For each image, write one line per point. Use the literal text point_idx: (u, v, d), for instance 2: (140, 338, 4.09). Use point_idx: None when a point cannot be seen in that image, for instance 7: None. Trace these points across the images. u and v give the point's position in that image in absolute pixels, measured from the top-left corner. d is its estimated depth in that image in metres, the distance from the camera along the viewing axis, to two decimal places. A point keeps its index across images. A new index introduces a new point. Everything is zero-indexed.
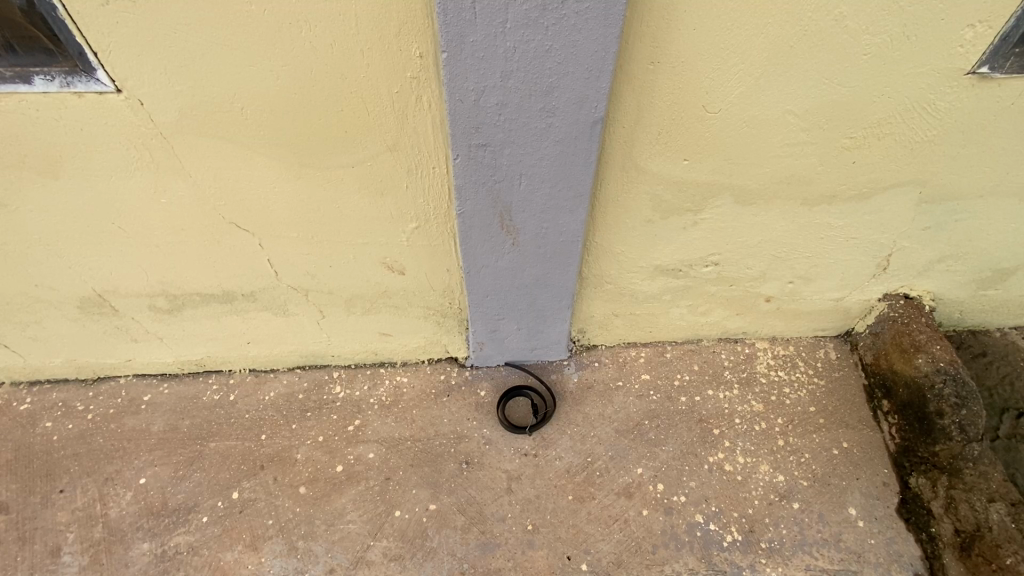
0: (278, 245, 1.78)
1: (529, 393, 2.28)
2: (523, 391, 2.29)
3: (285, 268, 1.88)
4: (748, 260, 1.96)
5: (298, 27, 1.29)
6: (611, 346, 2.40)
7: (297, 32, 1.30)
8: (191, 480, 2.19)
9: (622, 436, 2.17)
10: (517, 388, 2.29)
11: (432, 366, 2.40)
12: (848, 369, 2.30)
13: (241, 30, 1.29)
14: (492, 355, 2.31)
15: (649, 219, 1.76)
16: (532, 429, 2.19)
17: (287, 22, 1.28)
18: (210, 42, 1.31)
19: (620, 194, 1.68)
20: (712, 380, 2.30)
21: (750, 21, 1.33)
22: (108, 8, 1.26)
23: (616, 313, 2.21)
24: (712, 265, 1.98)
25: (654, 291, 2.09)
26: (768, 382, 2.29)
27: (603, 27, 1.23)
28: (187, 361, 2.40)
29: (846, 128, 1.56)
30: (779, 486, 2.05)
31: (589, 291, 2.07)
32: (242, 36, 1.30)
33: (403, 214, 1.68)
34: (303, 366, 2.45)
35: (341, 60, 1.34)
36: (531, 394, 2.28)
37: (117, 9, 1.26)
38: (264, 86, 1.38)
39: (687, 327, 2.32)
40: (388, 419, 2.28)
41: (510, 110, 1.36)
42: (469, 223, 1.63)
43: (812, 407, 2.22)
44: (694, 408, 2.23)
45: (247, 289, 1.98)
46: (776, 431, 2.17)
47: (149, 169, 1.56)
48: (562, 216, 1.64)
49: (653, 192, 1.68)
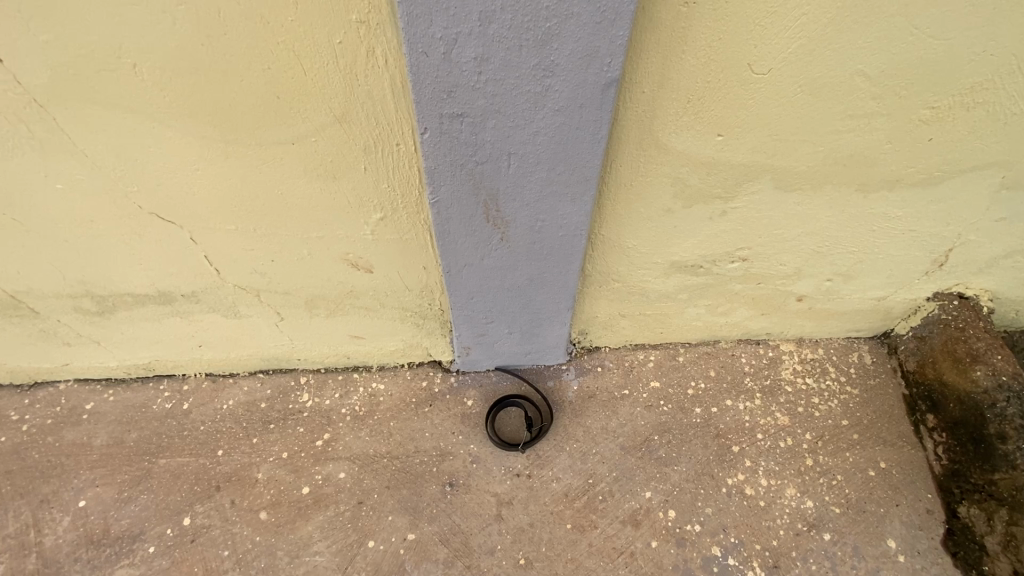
0: (213, 239, 1.46)
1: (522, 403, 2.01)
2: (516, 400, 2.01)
3: (227, 266, 1.56)
4: (783, 254, 1.65)
5: None
6: (616, 348, 2.12)
7: None
8: (138, 503, 1.93)
9: (628, 453, 1.91)
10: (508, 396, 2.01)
11: (413, 371, 2.12)
12: (885, 376, 2.02)
13: None
14: (480, 359, 2.02)
15: (669, 208, 1.44)
16: (527, 446, 1.91)
17: None
18: None
19: (634, 178, 1.35)
20: (731, 388, 2.03)
21: None
22: None
23: (623, 314, 1.91)
24: (739, 261, 1.66)
25: (670, 290, 1.79)
26: (793, 391, 2.02)
27: None
28: (134, 365, 2.11)
29: (928, 95, 1.23)
30: (808, 513, 1.79)
31: (593, 290, 1.77)
32: None
33: (365, 203, 1.36)
34: (267, 371, 2.16)
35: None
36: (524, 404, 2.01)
37: None
38: (160, 35, 1.04)
39: (703, 327, 2.03)
40: (362, 432, 2.00)
41: (494, 68, 1.02)
42: (446, 215, 1.31)
43: (845, 420, 1.95)
44: (711, 421, 1.96)
45: (186, 289, 1.66)
46: (804, 448, 1.90)
47: (33, 145, 1.22)
48: (562, 207, 1.31)
49: (676, 176, 1.35)
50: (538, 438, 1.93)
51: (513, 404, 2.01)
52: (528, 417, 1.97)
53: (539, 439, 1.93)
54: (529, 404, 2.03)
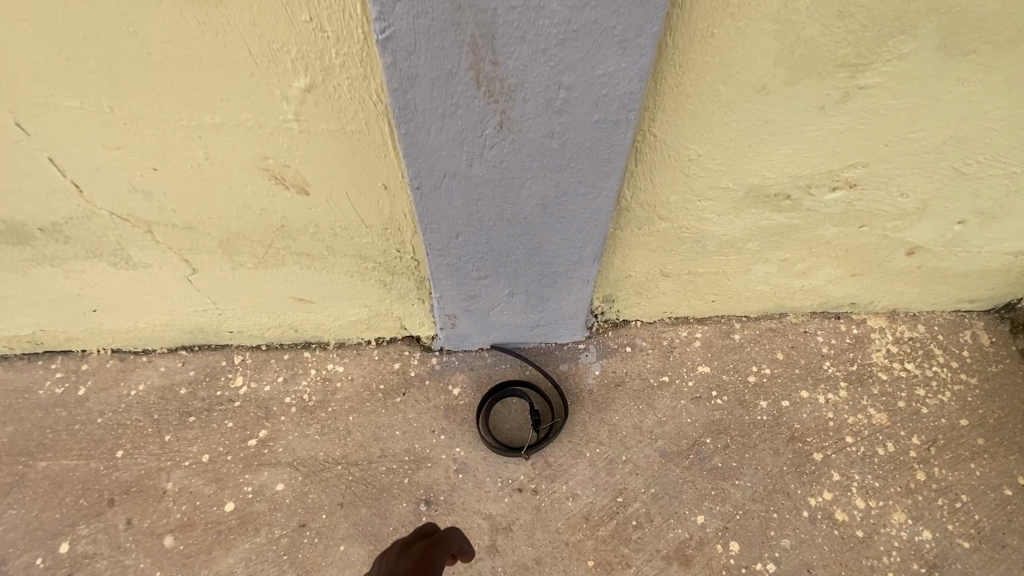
0: (53, 126, 0.95)
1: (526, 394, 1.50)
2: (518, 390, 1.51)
3: (90, 177, 1.04)
4: (909, 177, 1.14)
5: None
6: (650, 321, 1.60)
7: None
8: (3, 522, 1.42)
9: (671, 462, 1.40)
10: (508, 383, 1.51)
11: (381, 349, 1.60)
12: (1011, 362, 1.52)
13: None
14: (470, 333, 1.51)
15: (762, 84, 0.93)
16: (531, 450, 1.40)
17: None
18: None
19: (717, 24, 0.84)
20: (806, 376, 1.52)
21: None
22: None
23: (667, 271, 1.40)
24: (845, 188, 1.16)
25: (738, 234, 1.28)
26: (890, 380, 1.50)
27: None
28: (13, 337, 1.59)
29: None
30: (923, 548, 1.29)
31: (630, 233, 1.26)
32: None
33: (277, 56, 0.84)
34: (191, 347, 1.64)
35: None
36: (528, 395, 1.51)
37: None
38: None
39: (769, 293, 1.52)
40: (311, 429, 1.50)
41: None
42: (407, 70, 0.79)
43: (963, 419, 1.44)
44: (782, 419, 1.45)
45: (43, 218, 1.15)
46: (911, 458, 1.39)
47: None
48: (598, 60, 0.80)
49: (786, 17, 0.84)
50: (546, 440, 1.42)
51: (514, 394, 1.51)
52: (534, 411, 1.46)
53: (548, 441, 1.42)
54: (536, 395, 1.52)
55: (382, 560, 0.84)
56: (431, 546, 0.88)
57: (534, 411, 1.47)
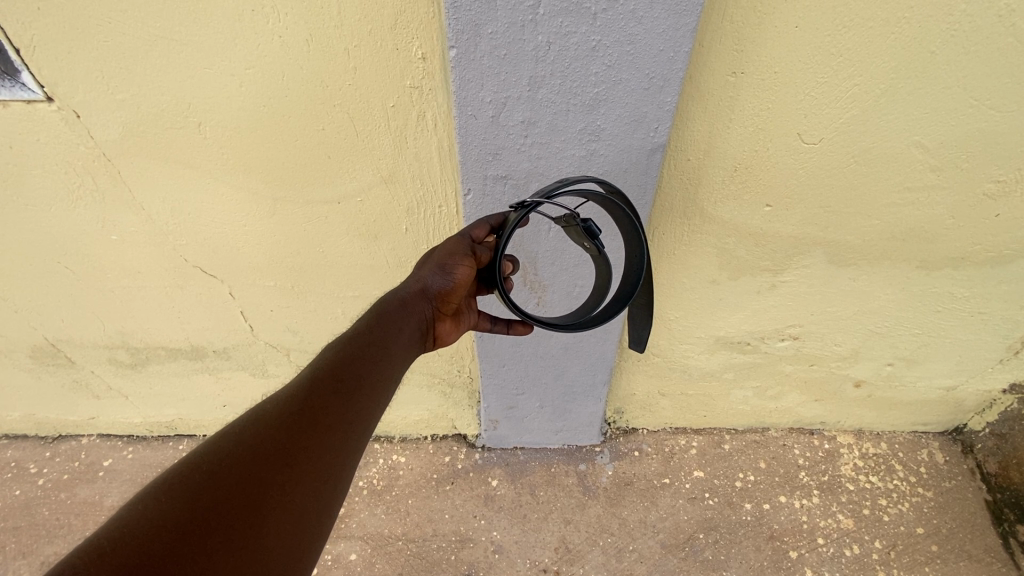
0: (251, 294, 1.43)
1: (628, 277, 1.08)
2: (626, 289, 1.08)
3: (261, 322, 1.52)
4: (837, 334, 1.54)
5: (250, 15, 0.92)
6: (655, 430, 1.95)
7: (239, 26, 0.94)
8: None
9: (670, 553, 1.71)
10: (591, 310, 1.14)
11: (435, 444, 1.98)
12: (963, 478, 1.82)
13: (185, 52, 0.98)
14: (507, 436, 1.89)
15: (713, 278, 1.35)
16: (514, 204, 0.93)
17: (241, 7, 0.92)
18: (139, 35, 0.96)
19: (676, 247, 1.26)
20: (785, 483, 1.83)
21: (870, 35, 0.92)
22: (38, 24, 0.96)
23: (664, 391, 1.79)
24: (790, 339, 1.56)
25: (715, 366, 1.68)
26: (857, 490, 1.81)
27: (669, 35, 0.83)
28: (157, 421, 1.95)
29: (995, 168, 1.11)
30: None
31: (631, 363, 1.69)
32: (159, 21, 0.94)
33: (401, 262, 1.30)
34: None
35: (304, 62, 0.97)
36: (643, 257, 1.02)
37: (60, 33, 0.96)
38: (202, 101, 1.03)
39: (751, 411, 1.88)
40: (378, 509, 1.84)
41: (540, 132, 0.94)
42: None
43: (919, 528, 1.73)
44: (765, 520, 1.75)
45: (218, 345, 1.63)
46: (874, 560, 1.67)
47: (92, 198, 1.23)
48: (618, 253, 1.22)
49: (722, 246, 1.26)
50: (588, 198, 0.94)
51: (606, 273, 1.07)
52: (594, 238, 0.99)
53: (648, 297, 1.15)
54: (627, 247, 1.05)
55: (423, 262, 1.05)
56: (436, 268, 0.98)
57: (599, 254, 1.01)
